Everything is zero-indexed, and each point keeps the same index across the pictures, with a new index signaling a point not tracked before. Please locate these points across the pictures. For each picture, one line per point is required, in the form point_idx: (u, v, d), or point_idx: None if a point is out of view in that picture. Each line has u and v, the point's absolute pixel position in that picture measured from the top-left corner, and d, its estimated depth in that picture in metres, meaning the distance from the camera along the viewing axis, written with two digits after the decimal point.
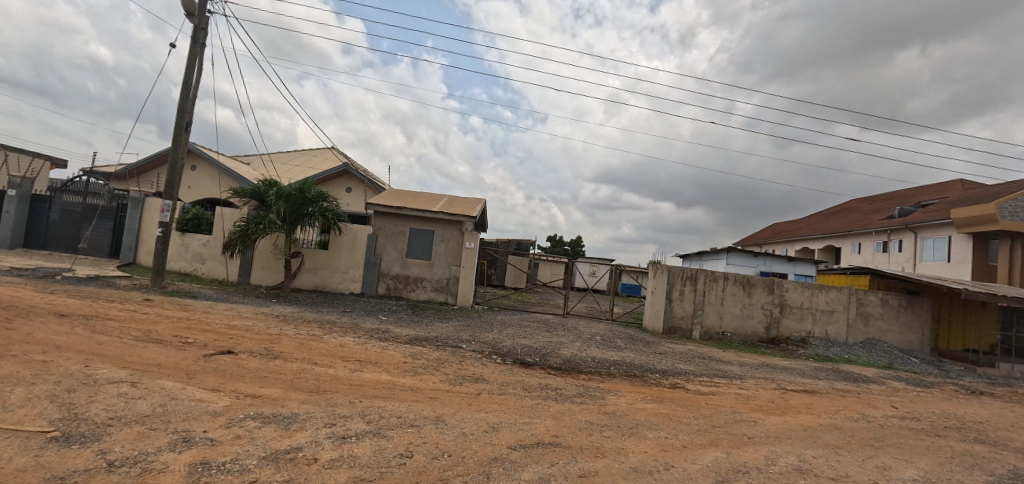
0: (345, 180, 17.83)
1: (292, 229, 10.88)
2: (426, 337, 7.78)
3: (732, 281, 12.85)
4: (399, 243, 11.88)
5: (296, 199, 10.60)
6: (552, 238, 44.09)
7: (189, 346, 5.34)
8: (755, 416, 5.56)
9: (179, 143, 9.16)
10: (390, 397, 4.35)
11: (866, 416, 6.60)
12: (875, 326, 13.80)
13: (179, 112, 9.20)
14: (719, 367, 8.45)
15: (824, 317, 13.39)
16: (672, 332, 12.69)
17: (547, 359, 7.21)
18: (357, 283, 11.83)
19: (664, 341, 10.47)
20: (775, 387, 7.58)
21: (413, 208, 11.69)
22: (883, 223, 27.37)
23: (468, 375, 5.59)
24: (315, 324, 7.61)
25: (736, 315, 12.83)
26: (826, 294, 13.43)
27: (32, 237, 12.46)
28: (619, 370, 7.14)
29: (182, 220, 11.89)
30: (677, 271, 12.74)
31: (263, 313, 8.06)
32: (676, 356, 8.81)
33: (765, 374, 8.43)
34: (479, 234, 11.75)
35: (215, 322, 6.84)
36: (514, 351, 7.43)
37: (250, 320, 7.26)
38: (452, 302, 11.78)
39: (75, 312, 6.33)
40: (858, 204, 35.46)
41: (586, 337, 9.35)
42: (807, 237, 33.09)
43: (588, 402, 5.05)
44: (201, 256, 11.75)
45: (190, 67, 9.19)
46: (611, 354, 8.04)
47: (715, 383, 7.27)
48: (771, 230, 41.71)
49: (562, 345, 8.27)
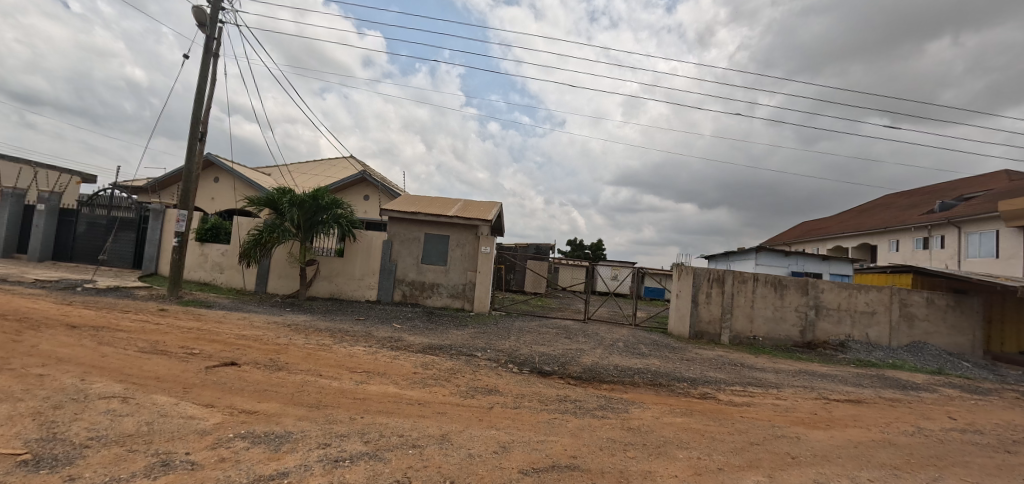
0: (362, 188, 17.86)
1: (306, 236, 10.82)
2: (440, 345, 7.48)
3: (762, 282, 12.14)
4: (414, 249, 11.68)
5: (310, 206, 10.55)
6: (572, 242, 43.42)
7: (193, 357, 5.20)
8: (798, 431, 5.01)
9: (193, 154, 9.18)
10: (395, 412, 4.04)
11: (923, 430, 5.91)
12: (921, 328, 12.81)
13: (192, 122, 9.24)
14: (752, 375, 7.85)
15: (864, 319, 12.50)
16: (699, 337, 12.05)
17: (567, 367, 6.81)
18: (373, 290, 11.67)
19: (690, 346, 9.90)
20: (817, 397, 6.95)
21: (427, 213, 11.49)
22: (922, 218, 25.80)
23: (481, 386, 5.25)
24: (326, 333, 7.44)
25: (767, 318, 12.10)
26: (865, 294, 12.55)
27: (60, 249, 12.86)
28: (644, 379, 6.67)
29: (201, 230, 11.99)
30: (703, 272, 12.12)
31: (275, 321, 7.93)
32: (706, 364, 8.25)
33: (804, 383, 7.78)
34: (495, 238, 11.44)
35: (226, 332, 6.75)
36: (532, 359, 7.06)
37: (261, 330, 7.14)
38: (469, 308, 11.49)
39: (85, 324, 6.29)
40: (894, 199, 33.64)
41: (608, 343, 8.89)
42: (839, 235, 31.50)
43: (610, 416, 4.62)
44: (220, 266, 11.82)
45: (202, 78, 9.25)
46: (634, 362, 7.57)
47: (749, 393, 6.71)
48: (801, 229, 39.98)
49: (582, 352, 7.83)
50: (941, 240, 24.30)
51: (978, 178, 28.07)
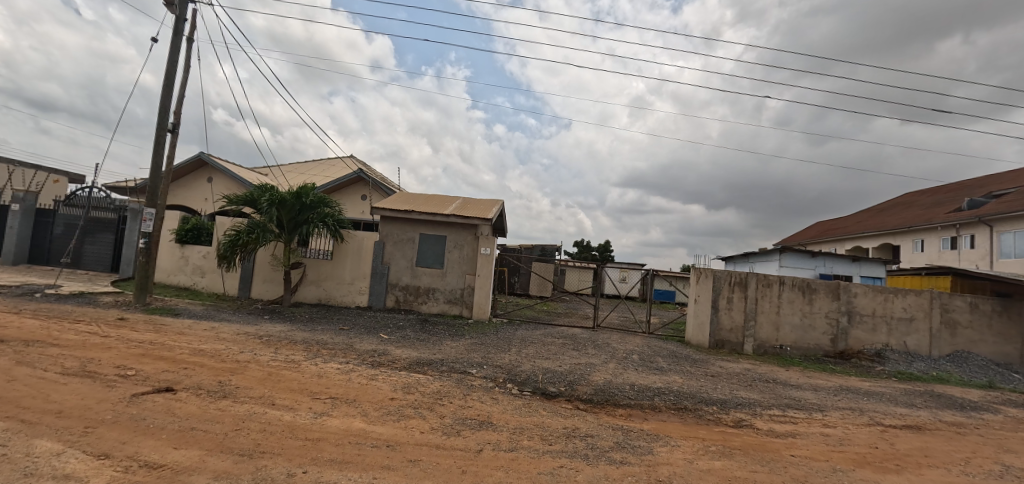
0: (358, 187, 17.00)
1: (290, 238, 9.93)
2: (431, 360, 6.55)
3: (788, 286, 11.06)
4: (408, 251, 10.78)
5: (294, 204, 9.66)
6: (580, 242, 42.25)
7: (124, 382, 4.33)
8: (867, 478, 3.96)
9: (160, 147, 8.32)
10: (352, 462, 3.09)
11: (1011, 469, 4.82)
12: (964, 336, 11.62)
13: (161, 112, 8.40)
14: (789, 394, 6.80)
15: (901, 327, 11.37)
16: (719, 347, 10.97)
17: (575, 388, 5.81)
18: (364, 296, 10.77)
19: (713, 358, 8.89)
20: (870, 425, 5.89)
21: (422, 211, 10.58)
22: (949, 217, 24.45)
23: (472, 417, 4.30)
24: (302, 346, 6.54)
25: (795, 326, 11.01)
26: (903, 299, 11.41)
27: (36, 252, 12.15)
28: (665, 402, 5.68)
29: (181, 231, 11.17)
30: (724, 275, 11.03)
31: (246, 332, 7.04)
32: (734, 380, 7.21)
33: (851, 404, 6.71)
34: (495, 239, 10.53)
35: (181, 347, 5.88)
36: (535, 377, 6.09)
37: (224, 343, 6.28)
38: (467, 315, 10.56)
39: (15, 338, 5.43)
40: (916, 198, 32.16)
41: (621, 356, 7.87)
42: (858, 235, 30.16)
43: (631, 461, 3.63)
44: (201, 269, 11.00)
45: (171, 63, 8.43)
46: (653, 380, 6.55)
47: (791, 419, 5.69)
48: (817, 229, 38.57)
49: (593, 368, 6.82)
50: (971, 239, 22.97)
51: (1005, 176, 26.81)
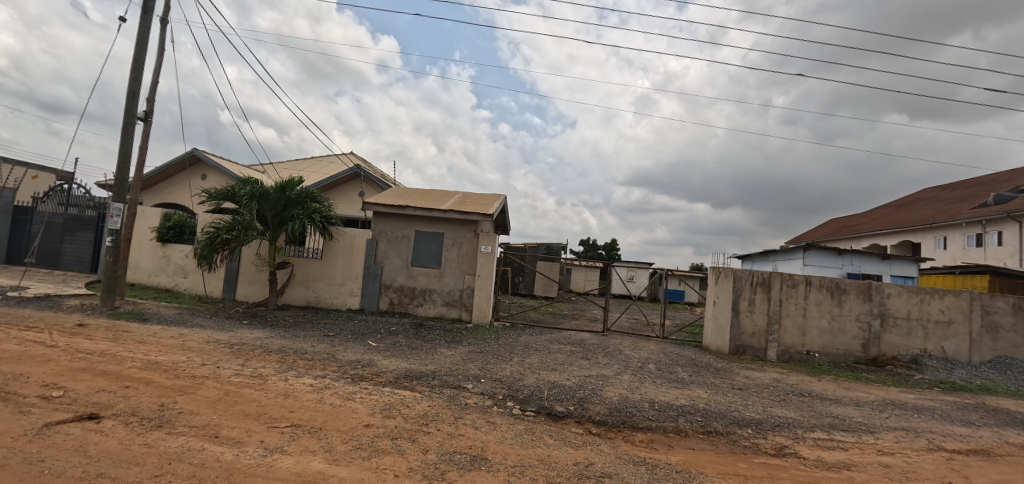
0: (356, 184, 16.26)
1: (274, 235, 9.19)
2: (421, 373, 5.77)
3: (815, 286, 10.15)
4: (403, 250, 10.01)
5: (277, 199, 8.92)
6: (586, 242, 41.51)
7: (41, 407, 3.60)
8: None
9: (127, 135, 7.59)
10: None
11: None
12: (1007, 340, 10.64)
13: (129, 97, 7.67)
14: (830, 412, 5.94)
15: (938, 331, 10.43)
16: (740, 353, 10.10)
17: (586, 407, 4.99)
18: (355, 298, 10.03)
19: (735, 367, 8.07)
20: (931, 450, 5.04)
21: (417, 207, 9.80)
22: (974, 213, 23.35)
23: (461, 452, 3.50)
24: (276, 357, 5.78)
25: (823, 330, 10.12)
26: (940, 300, 10.47)
27: (13, 251, 11.58)
28: (692, 424, 4.85)
29: (162, 229, 10.48)
30: (746, 275, 10.11)
31: (216, 341, 6.32)
32: (765, 395, 6.36)
33: (902, 423, 5.84)
34: (496, 236, 9.74)
35: (134, 359, 5.18)
36: (539, 394, 5.27)
37: (187, 354, 5.55)
38: (466, 319, 9.78)
39: None
40: (936, 193, 31.03)
41: (636, 366, 7.07)
42: (875, 232, 29.06)
43: None
44: (184, 270, 10.32)
45: (140, 45, 7.75)
46: (674, 396, 5.71)
47: (839, 445, 4.84)
48: (831, 226, 37.33)
49: (605, 382, 5.99)
50: (998, 236, 21.84)
51: None
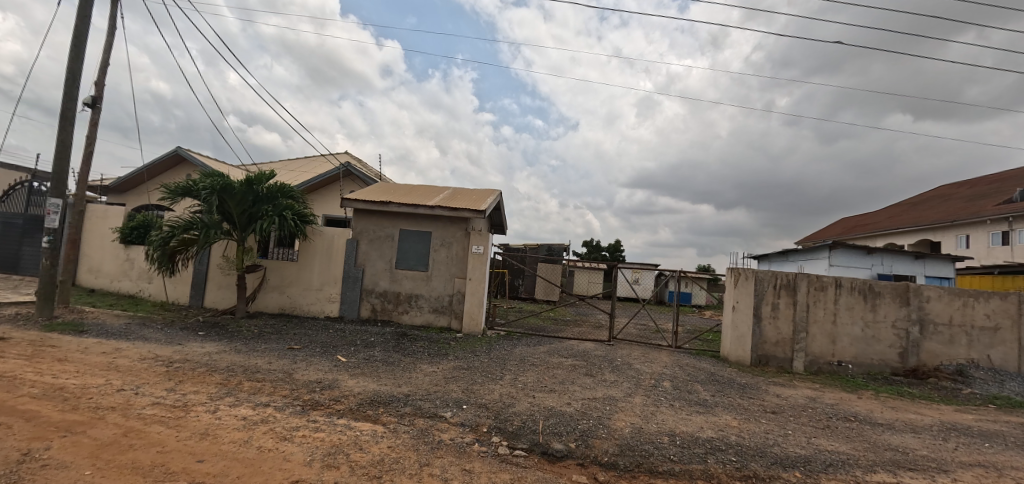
0: (346, 184, 15.37)
1: (241, 235, 8.27)
2: (391, 398, 4.78)
3: (847, 288, 9.09)
4: (386, 250, 9.06)
5: (244, 194, 7.99)
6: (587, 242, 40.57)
7: None
8: None
9: (65, 121, 6.68)
10: None
11: None
12: None
13: (70, 80, 6.79)
14: (887, 443, 4.89)
15: (984, 338, 9.31)
16: (762, 363, 9.07)
17: (591, 445, 3.97)
18: (334, 304, 9.08)
19: (762, 382, 7.01)
20: None
21: (402, 202, 8.84)
22: (1000, 209, 22.18)
23: None
24: (218, 378, 4.81)
25: (855, 338, 9.06)
26: (986, 303, 9.35)
27: None
28: (723, 466, 3.83)
29: (125, 229, 9.60)
30: (768, 276, 9.08)
31: (154, 358, 5.37)
32: (805, 421, 5.32)
33: (975, 457, 4.78)
34: (489, 235, 8.77)
35: (35, 383, 4.23)
36: (532, 426, 4.27)
37: (106, 376, 4.59)
38: (456, 327, 8.80)
39: None
40: (953, 190, 29.81)
41: (649, 385, 6.06)
42: (891, 231, 27.90)
43: None
44: (148, 274, 9.43)
45: (84, 21, 6.89)
46: (698, 425, 4.67)
47: None
48: (843, 226, 36.01)
49: (614, 407, 4.97)
50: None
51: None
